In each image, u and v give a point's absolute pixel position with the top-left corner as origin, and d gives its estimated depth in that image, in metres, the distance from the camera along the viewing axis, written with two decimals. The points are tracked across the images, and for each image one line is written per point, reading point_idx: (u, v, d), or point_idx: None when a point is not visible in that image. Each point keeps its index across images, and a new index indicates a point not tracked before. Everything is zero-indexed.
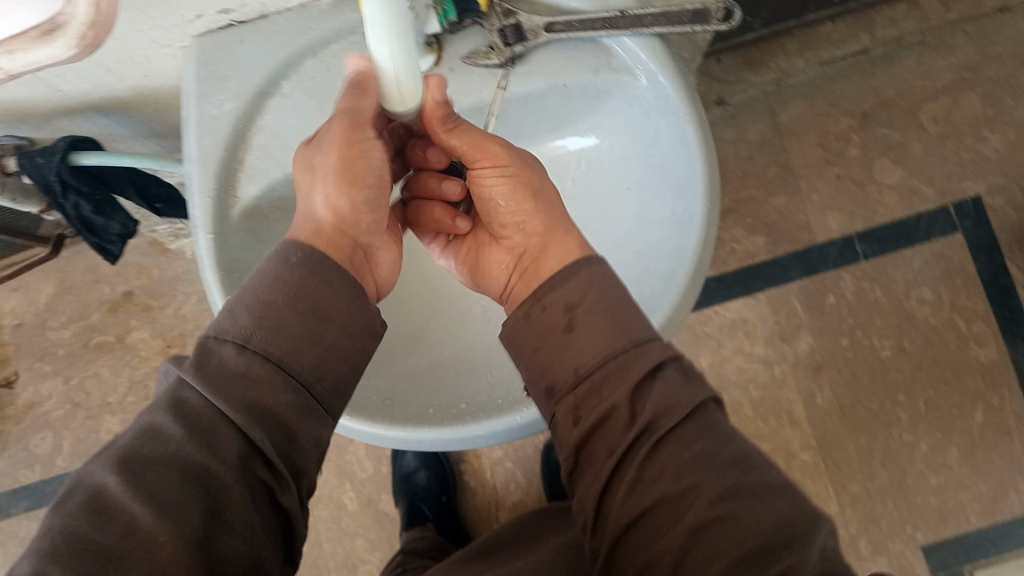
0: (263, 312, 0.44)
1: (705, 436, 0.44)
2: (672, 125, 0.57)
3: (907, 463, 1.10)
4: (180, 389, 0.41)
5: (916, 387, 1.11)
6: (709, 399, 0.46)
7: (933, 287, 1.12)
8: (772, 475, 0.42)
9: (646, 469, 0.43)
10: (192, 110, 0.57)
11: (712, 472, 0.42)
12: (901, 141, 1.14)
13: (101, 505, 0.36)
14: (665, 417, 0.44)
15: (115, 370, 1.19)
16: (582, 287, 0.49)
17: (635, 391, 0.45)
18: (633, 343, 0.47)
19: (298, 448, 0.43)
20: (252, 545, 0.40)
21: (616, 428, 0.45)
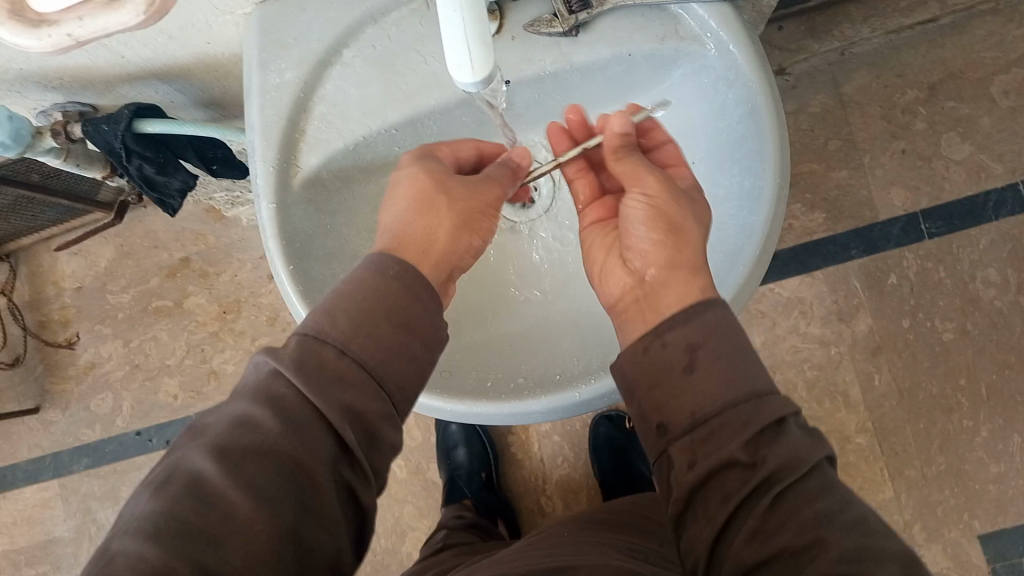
0: (363, 321, 0.44)
1: (824, 496, 0.40)
2: (741, 97, 0.55)
3: (966, 450, 1.07)
4: (274, 380, 0.41)
5: (978, 370, 1.08)
6: (824, 459, 0.43)
7: (1000, 269, 1.08)
8: (897, 544, 0.39)
9: (768, 520, 0.40)
10: (253, 79, 0.57)
11: (833, 530, 0.39)
12: (969, 115, 1.09)
13: (199, 491, 0.37)
14: (789, 470, 0.41)
15: (173, 334, 1.22)
16: (706, 329, 0.46)
17: (752, 440, 0.42)
18: (753, 394, 0.44)
19: (378, 449, 0.43)
20: (336, 537, 0.41)
21: (734, 476, 0.42)
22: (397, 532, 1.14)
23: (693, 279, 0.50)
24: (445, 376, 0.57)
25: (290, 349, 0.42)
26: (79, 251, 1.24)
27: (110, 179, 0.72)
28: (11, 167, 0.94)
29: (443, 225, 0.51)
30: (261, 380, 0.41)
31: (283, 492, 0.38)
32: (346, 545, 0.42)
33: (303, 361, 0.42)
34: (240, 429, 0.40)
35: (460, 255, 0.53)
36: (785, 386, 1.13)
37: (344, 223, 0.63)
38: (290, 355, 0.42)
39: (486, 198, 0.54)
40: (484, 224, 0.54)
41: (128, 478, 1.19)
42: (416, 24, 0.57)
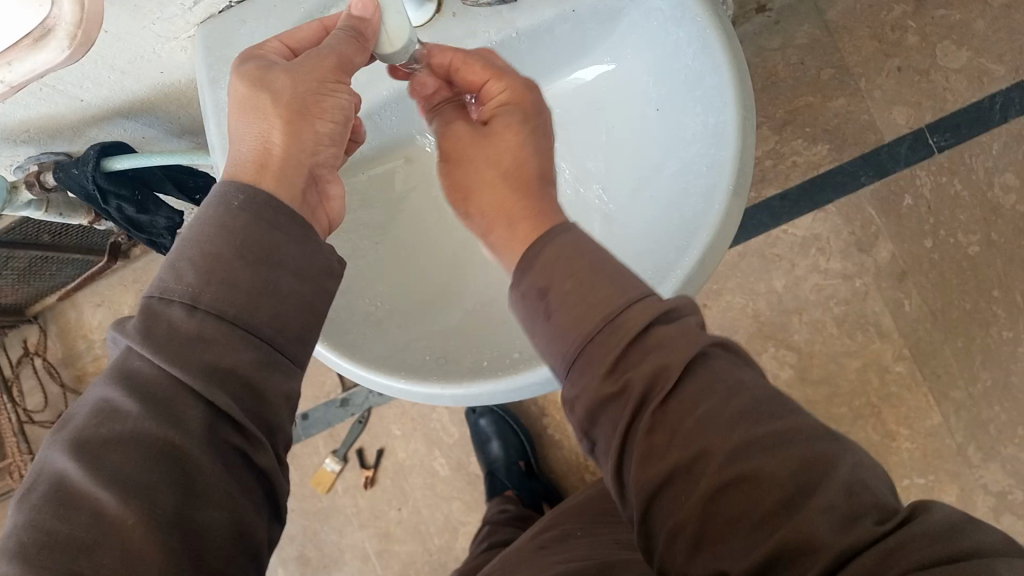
0: (211, 265, 0.41)
1: (707, 394, 0.40)
2: (692, 34, 0.54)
3: (1011, 362, 1.03)
4: (130, 358, 0.39)
5: (1010, 280, 1.04)
6: (706, 347, 0.42)
7: (1019, 171, 1.04)
8: (791, 418, 0.38)
9: (651, 438, 0.40)
10: (206, 99, 0.57)
11: (717, 432, 0.38)
12: (962, 19, 1.05)
13: (62, 495, 0.36)
14: (659, 382, 0.40)
15: None
16: (551, 263, 0.45)
17: (618, 362, 0.41)
18: (605, 320, 0.42)
19: (266, 405, 0.41)
20: (234, 511, 0.39)
21: (614, 405, 0.42)
22: (449, 530, 1.15)
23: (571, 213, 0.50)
24: (441, 363, 0.56)
25: (138, 318, 0.40)
26: (103, 302, 1.27)
27: (98, 223, 0.74)
28: (18, 231, 0.94)
29: (277, 129, 0.46)
30: (120, 359, 0.40)
31: (149, 474, 0.36)
32: (249, 513, 0.40)
33: (157, 319, 0.40)
34: (100, 417, 0.38)
35: (310, 153, 0.47)
36: (815, 325, 1.11)
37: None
38: (138, 323, 0.40)
39: (321, 72, 0.46)
40: (326, 104, 0.47)
41: None
42: None
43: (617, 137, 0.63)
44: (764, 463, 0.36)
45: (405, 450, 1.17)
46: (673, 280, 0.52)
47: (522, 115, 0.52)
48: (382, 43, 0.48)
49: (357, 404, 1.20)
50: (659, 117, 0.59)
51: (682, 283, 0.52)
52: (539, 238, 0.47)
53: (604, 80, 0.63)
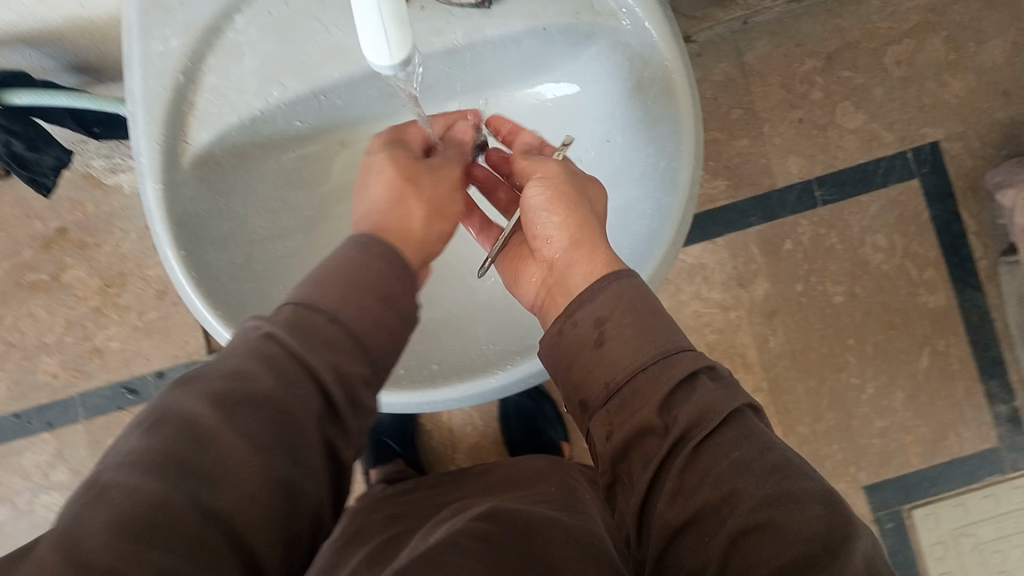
0: (351, 291, 0.47)
1: (741, 443, 0.44)
2: (656, 77, 0.55)
3: (853, 407, 1.12)
4: (265, 343, 0.44)
5: (865, 331, 1.12)
6: (743, 405, 0.46)
7: (888, 234, 1.13)
8: (813, 481, 0.42)
9: (685, 477, 0.44)
10: (134, 46, 0.52)
11: (747, 476, 0.42)
12: (863, 84, 1.13)
13: (189, 431, 0.38)
14: (699, 426, 0.45)
15: (50, 309, 1.14)
16: (611, 301, 0.51)
17: (666, 400, 0.46)
18: (660, 355, 0.48)
19: (360, 415, 0.46)
20: (319, 492, 0.43)
21: (651, 439, 0.46)
22: None
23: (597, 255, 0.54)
24: None
25: (280, 317, 0.45)
26: None
27: None
28: None
29: (417, 211, 0.55)
30: (256, 340, 0.44)
31: (269, 440, 0.40)
32: (325, 505, 0.44)
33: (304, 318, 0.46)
34: (233, 379, 0.41)
35: (431, 244, 0.56)
36: None
37: (243, 206, 0.59)
38: (284, 318, 0.45)
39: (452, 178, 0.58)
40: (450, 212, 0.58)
41: (7, 462, 1.13)
42: None
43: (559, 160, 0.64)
44: (795, 514, 0.40)
45: None
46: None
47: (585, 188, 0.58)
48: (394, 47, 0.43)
49: None
50: (609, 151, 0.61)
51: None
52: (606, 274, 0.52)
53: (550, 101, 0.63)
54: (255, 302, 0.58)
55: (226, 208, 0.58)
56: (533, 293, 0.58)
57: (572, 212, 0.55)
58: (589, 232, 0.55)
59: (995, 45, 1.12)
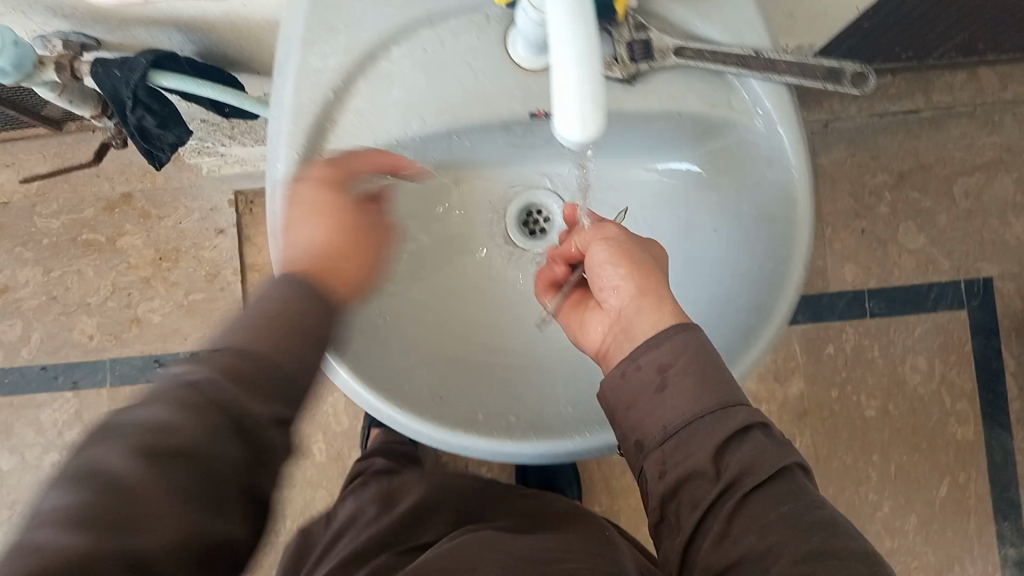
0: (287, 330, 0.43)
1: (790, 499, 0.45)
2: (777, 180, 0.57)
3: (866, 521, 1.12)
4: (196, 380, 0.38)
5: (890, 449, 1.13)
6: (792, 464, 0.47)
7: (928, 358, 1.14)
8: (858, 542, 0.43)
9: (733, 523, 0.45)
10: (293, 58, 0.54)
11: (796, 529, 0.44)
12: (930, 208, 1.14)
13: (113, 483, 0.33)
14: (751, 475, 0.46)
15: (100, 272, 1.15)
16: (677, 348, 0.49)
17: (719, 449, 0.46)
18: (721, 405, 0.47)
19: (292, 452, 0.42)
20: (258, 533, 0.38)
21: (699, 483, 0.46)
22: None
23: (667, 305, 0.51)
24: (438, 402, 0.56)
25: (205, 358, 0.40)
26: (9, 163, 1.15)
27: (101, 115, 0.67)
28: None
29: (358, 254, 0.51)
30: (181, 379, 0.38)
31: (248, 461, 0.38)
32: (262, 547, 0.39)
33: (298, 293, 0.46)
34: (158, 427, 0.36)
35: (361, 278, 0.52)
36: None
37: None
38: (208, 361, 0.40)
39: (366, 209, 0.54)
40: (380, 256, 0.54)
41: (25, 414, 1.13)
42: (472, 36, 0.56)
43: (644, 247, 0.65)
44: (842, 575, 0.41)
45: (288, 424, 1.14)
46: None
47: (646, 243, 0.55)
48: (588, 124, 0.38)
49: None
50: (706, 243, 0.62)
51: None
52: (675, 322, 0.50)
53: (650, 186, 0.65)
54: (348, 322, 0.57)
55: None
56: (600, 337, 0.55)
57: (634, 262, 0.53)
58: (652, 277, 0.52)
59: None
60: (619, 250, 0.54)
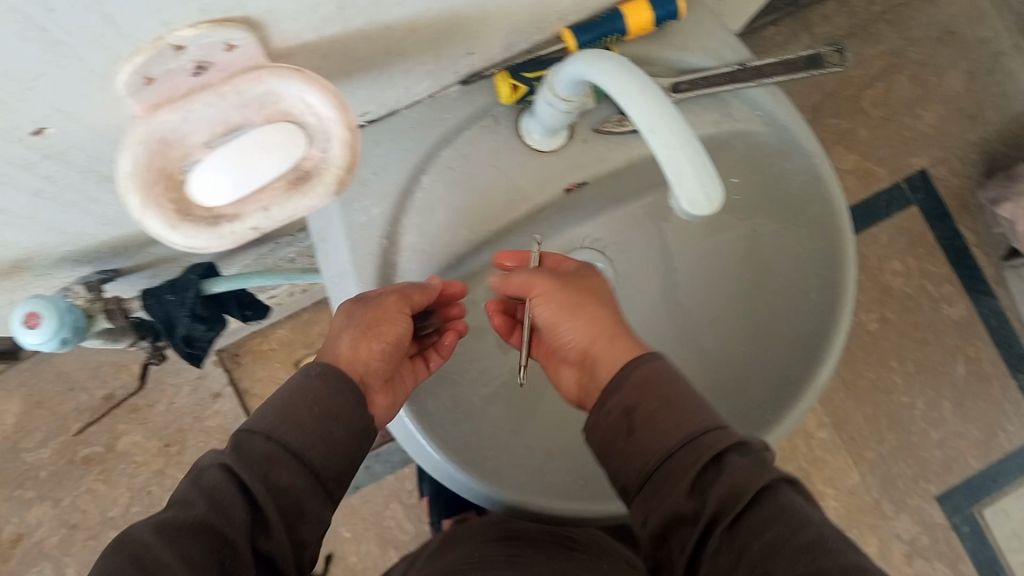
0: None
1: (776, 522, 0.45)
2: (800, 165, 0.60)
3: (909, 424, 1.18)
4: None
5: (904, 351, 1.20)
6: (777, 482, 0.47)
7: (902, 259, 1.22)
8: (847, 553, 0.42)
9: (719, 549, 0.45)
10: (339, 222, 0.54)
11: (778, 558, 0.43)
12: (850, 127, 1.23)
13: None
14: (731, 501, 0.46)
15: (111, 483, 1.09)
16: (641, 385, 0.51)
17: (696, 482, 0.48)
18: (689, 437, 0.49)
19: None
20: None
21: (689, 520, 0.47)
22: None
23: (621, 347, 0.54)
24: (583, 484, 0.58)
25: None
26: None
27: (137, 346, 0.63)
28: None
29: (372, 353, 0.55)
30: None
31: (335, 465, 0.51)
32: None
33: None
34: None
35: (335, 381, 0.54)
36: None
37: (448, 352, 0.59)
38: None
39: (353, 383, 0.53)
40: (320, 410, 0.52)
41: None
42: (489, 140, 0.57)
43: (692, 266, 0.65)
44: None
45: (356, 553, 1.11)
46: (793, 416, 0.58)
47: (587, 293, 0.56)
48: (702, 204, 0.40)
49: None
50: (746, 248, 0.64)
51: (798, 418, 0.59)
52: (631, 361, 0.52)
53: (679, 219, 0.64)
54: (477, 444, 0.57)
55: (432, 358, 0.58)
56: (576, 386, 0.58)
57: (578, 315, 0.55)
58: (592, 315, 0.55)
59: (954, 76, 1.24)
60: (563, 306, 0.55)
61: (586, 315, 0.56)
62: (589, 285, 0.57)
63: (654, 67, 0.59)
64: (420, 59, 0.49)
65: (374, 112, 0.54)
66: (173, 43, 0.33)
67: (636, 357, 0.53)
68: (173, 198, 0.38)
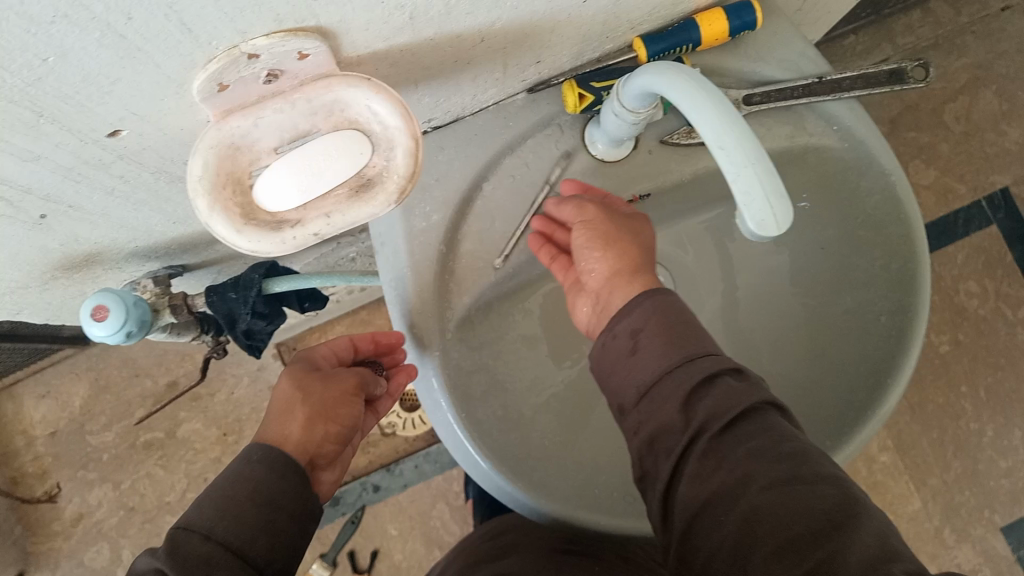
0: None
1: (759, 434, 0.47)
2: (876, 184, 0.58)
3: (976, 451, 1.14)
4: None
5: (975, 376, 1.15)
6: (766, 405, 0.49)
7: (978, 280, 1.17)
8: (826, 468, 0.45)
9: (704, 463, 0.47)
10: (399, 226, 0.54)
11: (763, 464, 0.45)
12: (929, 142, 1.19)
13: None
14: (717, 420, 0.48)
15: (170, 468, 1.13)
16: (649, 313, 0.51)
17: (687, 402, 0.49)
18: (687, 357, 0.50)
19: None
20: None
21: (673, 435, 0.49)
22: None
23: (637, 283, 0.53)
24: (631, 501, 0.57)
25: None
26: (48, 392, 1.12)
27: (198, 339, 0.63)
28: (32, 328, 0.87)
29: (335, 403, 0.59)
30: None
31: (280, 553, 0.50)
32: None
33: None
34: None
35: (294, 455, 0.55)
36: None
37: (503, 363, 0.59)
38: None
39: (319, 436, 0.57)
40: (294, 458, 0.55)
41: None
42: (552, 149, 0.57)
43: (754, 283, 0.64)
44: (800, 494, 0.43)
45: (403, 552, 1.12)
46: (855, 443, 0.56)
47: (625, 234, 0.54)
48: (765, 227, 0.39)
49: (349, 503, 1.12)
50: (816, 264, 0.62)
51: (860, 445, 0.56)
52: (645, 291, 0.53)
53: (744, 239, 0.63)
54: (527, 454, 0.56)
55: (484, 365, 0.58)
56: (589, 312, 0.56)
57: (611, 249, 0.53)
58: (626, 264, 0.54)
59: None
60: (597, 237, 0.53)
61: (615, 252, 0.53)
62: (629, 220, 0.55)
63: (726, 78, 0.57)
64: (487, 66, 0.49)
65: (440, 118, 0.54)
66: (247, 51, 0.34)
67: (656, 290, 0.53)
68: (240, 202, 0.39)
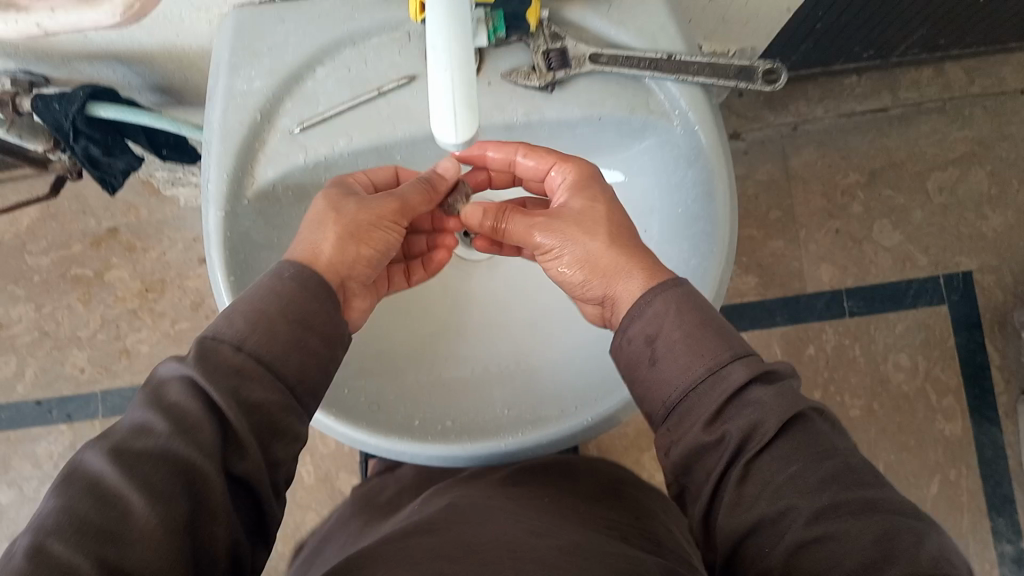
0: None
1: (801, 453, 0.41)
2: (700, 177, 0.58)
3: None
4: None
5: (878, 449, 1.12)
6: (808, 409, 0.43)
7: (911, 355, 1.13)
8: (876, 490, 0.39)
9: (742, 490, 0.41)
10: (221, 82, 0.56)
11: (807, 491, 0.39)
12: (904, 204, 1.15)
13: None
14: (754, 438, 0.41)
15: (90, 306, 1.18)
16: (663, 313, 0.47)
17: (716, 417, 0.43)
18: (712, 368, 0.44)
19: None
20: None
21: (711, 453, 0.43)
22: (296, 539, 1.12)
23: (636, 274, 0.52)
24: (373, 408, 0.57)
25: None
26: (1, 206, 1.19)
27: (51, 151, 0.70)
28: None
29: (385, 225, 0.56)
30: None
31: (310, 379, 0.46)
32: None
33: None
34: None
35: (348, 267, 0.54)
36: None
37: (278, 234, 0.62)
38: None
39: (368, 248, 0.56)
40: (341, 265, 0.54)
41: (21, 447, 1.15)
42: (395, 54, 0.57)
43: None
44: (838, 526, 0.37)
45: None
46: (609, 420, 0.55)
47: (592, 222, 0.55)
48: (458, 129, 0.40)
49: None
50: None
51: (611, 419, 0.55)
52: (660, 285, 0.48)
53: None
54: None
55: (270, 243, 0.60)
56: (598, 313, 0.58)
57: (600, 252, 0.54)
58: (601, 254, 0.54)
59: None
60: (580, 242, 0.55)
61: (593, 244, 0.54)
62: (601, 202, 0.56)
63: (584, 34, 0.58)
64: None
65: None
66: None
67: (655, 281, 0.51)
68: None
